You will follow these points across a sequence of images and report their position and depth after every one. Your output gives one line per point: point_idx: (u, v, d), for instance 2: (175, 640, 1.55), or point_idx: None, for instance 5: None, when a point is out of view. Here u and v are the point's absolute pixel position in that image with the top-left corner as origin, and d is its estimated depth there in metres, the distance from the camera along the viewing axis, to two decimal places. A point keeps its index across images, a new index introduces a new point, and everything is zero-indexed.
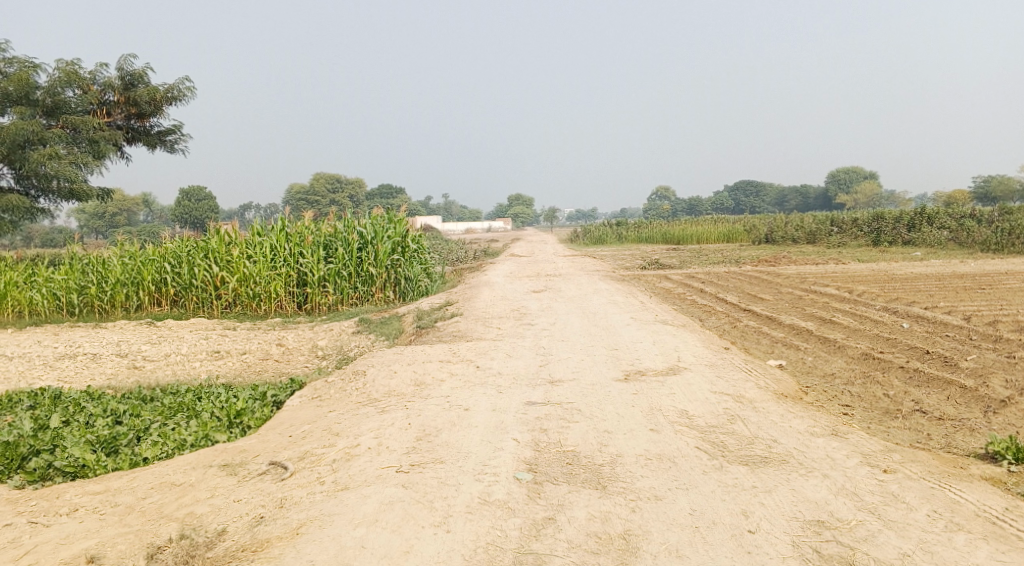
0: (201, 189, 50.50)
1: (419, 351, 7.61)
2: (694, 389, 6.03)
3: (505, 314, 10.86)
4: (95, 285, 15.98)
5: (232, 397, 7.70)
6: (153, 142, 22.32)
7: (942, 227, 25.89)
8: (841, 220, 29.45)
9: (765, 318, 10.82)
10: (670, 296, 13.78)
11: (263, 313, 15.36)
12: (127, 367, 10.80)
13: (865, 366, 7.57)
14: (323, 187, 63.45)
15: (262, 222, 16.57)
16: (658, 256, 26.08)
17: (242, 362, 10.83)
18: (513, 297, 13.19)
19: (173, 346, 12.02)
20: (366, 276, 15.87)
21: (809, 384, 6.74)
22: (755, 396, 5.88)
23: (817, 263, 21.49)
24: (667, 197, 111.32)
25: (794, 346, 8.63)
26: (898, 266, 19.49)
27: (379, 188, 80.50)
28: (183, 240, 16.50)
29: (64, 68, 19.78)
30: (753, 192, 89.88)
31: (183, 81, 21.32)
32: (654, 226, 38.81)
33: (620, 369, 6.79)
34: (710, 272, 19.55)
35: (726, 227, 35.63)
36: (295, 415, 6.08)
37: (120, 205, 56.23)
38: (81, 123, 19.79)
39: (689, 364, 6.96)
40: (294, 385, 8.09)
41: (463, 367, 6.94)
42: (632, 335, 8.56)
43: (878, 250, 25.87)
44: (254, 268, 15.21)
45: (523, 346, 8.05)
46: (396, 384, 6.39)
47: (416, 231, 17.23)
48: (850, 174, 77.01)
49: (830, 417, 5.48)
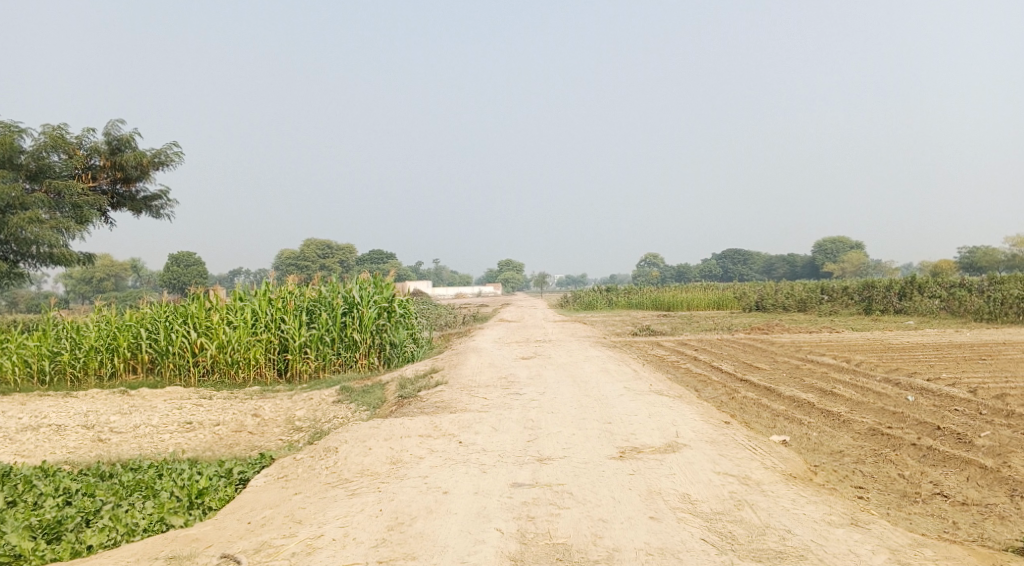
0: (190, 254, 50.20)
1: (399, 425, 7.09)
2: (694, 470, 5.54)
3: (492, 383, 10.34)
4: (68, 352, 15.39)
5: (196, 474, 7.14)
6: (138, 206, 22.10)
7: (932, 296, 25.82)
8: (832, 288, 29.32)
9: (764, 388, 10.38)
10: (663, 365, 13.34)
11: (241, 381, 14.75)
12: (91, 440, 10.15)
13: (875, 443, 7.11)
14: (313, 253, 63.38)
15: (244, 287, 16.15)
16: (650, 323, 25.68)
17: (214, 434, 10.21)
18: (501, 365, 12.72)
19: (144, 416, 11.40)
20: (350, 342, 15.37)
21: (817, 463, 6.25)
22: (763, 478, 5.40)
23: (810, 331, 21.14)
24: (656, 263, 111.93)
25: (796, 420, 8.16)
26: (892, 336, 19.17)
27: (370, 254, 80.28)
28: (162, 305, 16.04)
29: (51, 132, 19.70)
30: (741, 261, 90.66)
31: (171, 145, 21.26)
32: (645, 292, 38.62)
33: (614, 446, 6.29)
34: (703, 339, 19.17)
35: (716, 295, 35.44)
36: (257, 498, 5.52)
37: (108, 269, 55.79)
38: (65, 187, 19.54)
39: (688, 441, 6.47)
40: (264, 461, 7.52)
41: (444, 443, 6.43)
42: (626, 407, 8.08)
43: (870, 318, 25.64)
44: (234, 333, 14.71)
45: (509, 419, 7.54)
46: (371, 462, 5.87)
47: (403, 297, 16.84)
48: (836, 243, 77.70)
49: (846, 503, 4.99)
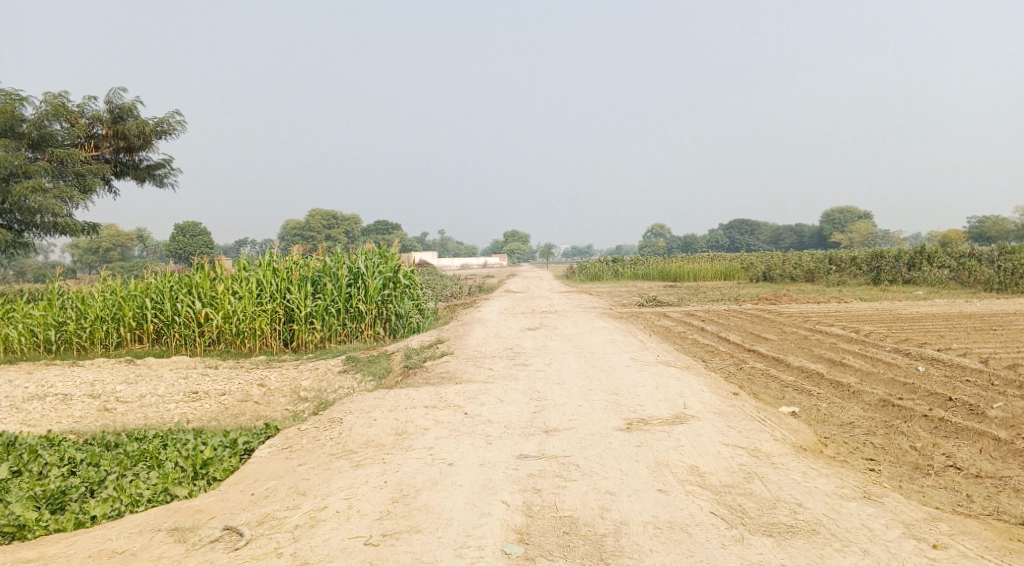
0: (196, 225, 50.12)
1: (403, 396, 7.02)
2: (703, 441, 5.46)
3: (498, 353, 10.27)
4: (74, 321, 15.39)
5: (200, 444, 7.11)
6: (142, 175, 21.94)
7: (942, 266, 25.58)
8: (840, 258, 29.07)
9: (772, 359, 10.28)
10: (670, 335, 13.24)
11: (247, 351, 14.75)
12: (97, 409, 10.16)
13: (885, 414, 7.01)
14: (318, 223, 63.26)
15: (249, 257, 16.06)
16: (656, 293, 25.51)
17: (219, 404, 10.19)
18: (506, 335, 12.65)
19: (150, 386, 11.40)
20: (355, 312, 15.32)
21: (827, 434, 6.17)
22: (772, 450, 5.32)
23: (818, 301, 20.99)
24: (662, 234, 111.51)
25: (805, 391, 8.06)
26: (901, 306, 19.01)
27: (375, 224, 80.04)
28: (166, 275, 15.99)
29: (52, 101, 19.48)
30: (748, 231, 90.11)
31: (174, 114, 21.02)
32: (651, 263, 38.42)
33: (621, 417, 6.22)
34: (710, 310, 19.04)
35: (723, 265, 35.22)
36: (261, 468, 5.48)
37: (114, 239, 55.82)
38: (68, 156, 19.38)
39: (696, 412, 6.39)
40: (269, 431, 7.48)
41: (449, 414, 6.36)
42: (633, 378, 7.99)
43: (878, 289, 25.43)
44: (239, 304, 14.67)
45: (515, 390, 7.46)
46: (375, 433, 5.81)
47: (408, 267, 16.75)
48: (845, 213, 76.99)
49: (857, 476, 4.91)
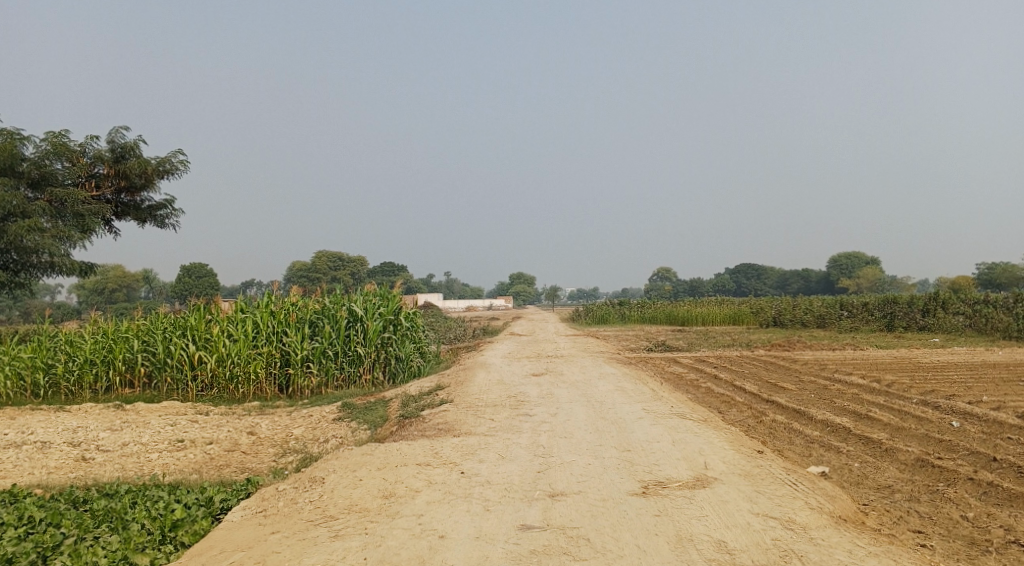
0: (202, 266, 49.95)
1: (396, 450, 6.41)
2: (729, 510, 4.85)
3: (501, 402, 9.63)
4: (62, 364, 14.84)
5: (172, 501, 6.48)
6: (142, 216, 21.63)
7: (957, 312, 25.00)
8: (852, 303, 28.39)
9: (793, 411, 9.62)
10: (682, 383, 12.58)
11: (241, 396, 14.15)
12: (75, 459, 9.56)
13: (926, 476, 6.35)
14: (323, 265, 63.12)
15: (246, 298, 15.58)
16: (665, 338, 24.81)
17: (204, 454, 9.56)
18: (510, 382, 12.02)
19: (134, 433, 10.80)
20: (354, 356, 14.72)
21: (865, 499, 5.51)
22: (809, 522, 4.68)
23: (833, 348, 20.31)
24: (669, 277, 111.00)
25: (834, 448, 7.39)
26: (919, 354, 18.29)
27: (381, 265, 79.68)
28: (160, 316, 15.49)
29: (53, 140, 19.31)
30: (755, 276, 89.48)
31: (176, 154, 20.81)
32: (659, 306, 37.83)
33: (636, 479, 5.58)
34: (721, 355, 18.38)
35: (732, 309, 34.54)
36: (230, 535, 4.88)
37: (120, 279, 55.75)
38: (67, 196, 19.11)
39: (718, 474, 5.76)
40: (249, 488, 6.86)
41: (445, 474, 5.75)
42: (647, 433, 7.34)
43: (893, 335, 24.76)
44: (234, 346, 14.11)
45: (518, 446, 6.84)
46: (360, 497, 5.21)
47: (410, 309, 16.22)
48: (851, 258, 76.44)
49: (909, 556, 4.27)
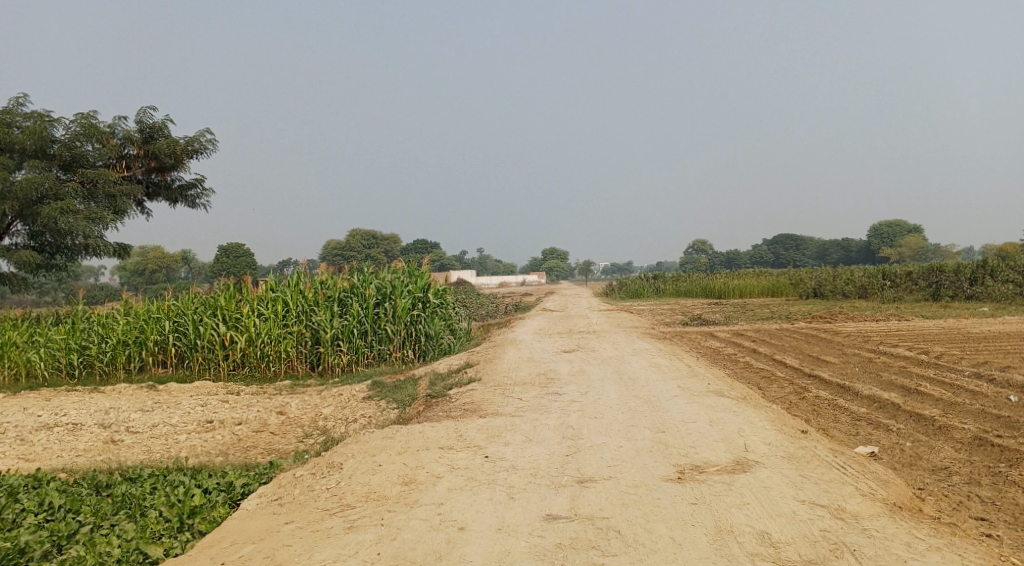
0: (239, 246, 50.58)
1: (418, 433, 6.16)
2: (772, 496, 4.52)
3: (529, 380, 9.32)
4: (96, 345, 14.96)
5: (192, 486, 6.35)
6: (174, 196, 21.74)
7: (1007, 281, 23.95)
8: (894, 273, 27.39)
9: (837, 387, 9.13)
10: (719, 358, 12.13)
11: (272, 375, 14.13)
12: (105, 441, 9.56)
13: (986, 456, 5.86)
14: (357, 243, 63.51)
15: (275, 277, 15.47)
16: (700, 311, 24.21)
17: (232, 436, 9.46)
18: (540, 358, 11.72)
19: (164, 414, 10.79)
20: (383, 334, 14.53)
21: (920, 483, 5.08)
22: (861, 510, 4.30)
23: (876, 319, 19.56)
24: (704, 250, 109.18)
25: (883, 426, 6.93)
26: (968, 324, 17.49)
27: (413, 242, 79.66)
28: (192, 296, 15.50)
29: (83, 121, 19.37)
30: (793, 246, 87.46)
31: (204, 132, 20.76)
32: (694, 279, 37.11)
33: (670, 463, 5.24)
34: (759, 329, 17.82)
35: (769, 281, 33.67)
36: (244, 526, 4.70)
37: (160, 261, 56.75)
38: (99, 177, 19.20)
39: (759, 457, 5.39)
40: (270, 472, 6.70)
41: (468, 458, 5.49)
42: (682, 412, 6.98)
43: (939, 305, 23.82)
44: (263, 325, 14.08)
45: (546, 427, 6.53)
46: (379, 484, 4.99)
47: (439, 285, 15.97)
48: (893, 226, 74.09)
49: (975, 548, 3.88)
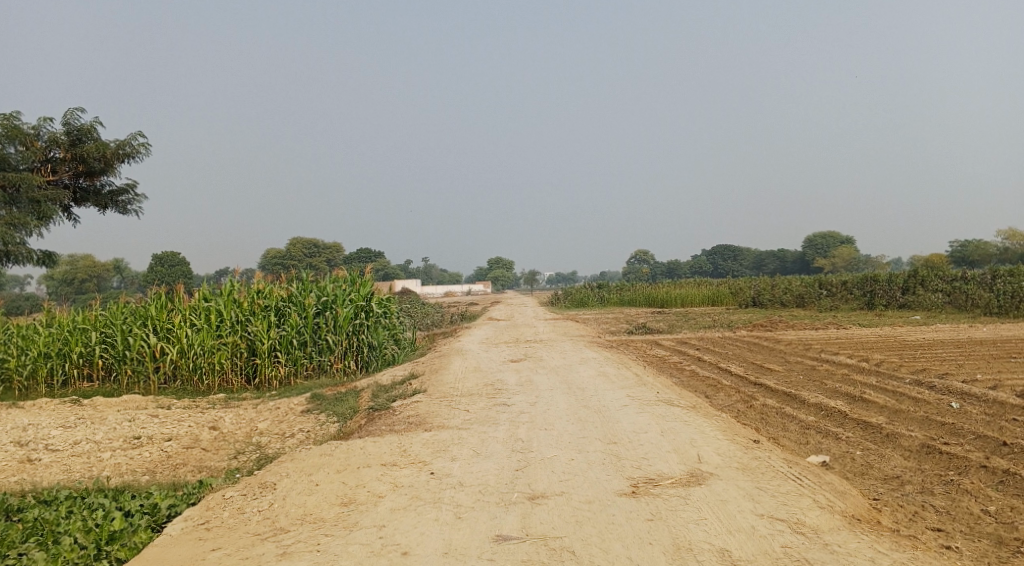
0: (174, 254, 48.76)
1: (360, 449, 5.80)
2: (729, 510, 4.36)
3: (477, 391, 9.03)
4: (15, 358, 13.98)
5: (112, 508, 5.82)
6: (103, 202, 20.65)
7: (936, 290, 24.91)
8: (831, 283, 28.15)
9: (784, 395, 9.15)
10: (667, 367, 12.09)
11: (205, 389, 13.44)
12: (18, 460, 8.82)
13: (935, 464, 5.86)
14: (299, 252, 62.12)
15: (210, 285, 14.77)
16: (645, 320, 24.36)
17: (161, 453, 8.86)
18: (487, 369, 11.43)
19: (86, 430, 10.06)
20: (324, 345, 14.01)
21: (874, 493, 5.02)
22: (821, 524, 4.19)
23: (815, 327, 20.01)
24: (647, 260, 110.97)
25: (832, 435, 6.91)
26: (903, 332, 18.03)
27: (358, 250, 78.45)
28: (119, 305, 14.65)
29: (5, 123, 18.04)
30: (732, 257, 89.70)
31: (138, 136, 19.74)
32: (638, 288, 37.48)
33: (624, 477, 5.04)
34: (704, 337, 17.96)
35: (711, 290, 34.25)
36: (165, 553, 4.26)
37: (90, 269, 54.25)
38: (21, 182, 18.01)
39: (713, 468, 5.25)
40: (200, 491, 6.20)
41: (413, 475, 5.17)
42: (633, 423, 6.81)
43: (874, 313, 24.58)
44: (197, 336, 13.40)
45: (494, 440, 6.25)
46: (316, 505, 4.63)
47: (383, 294, 15.53)
48: (827, 238, 76.72)
49: (938, 564, 3.79)
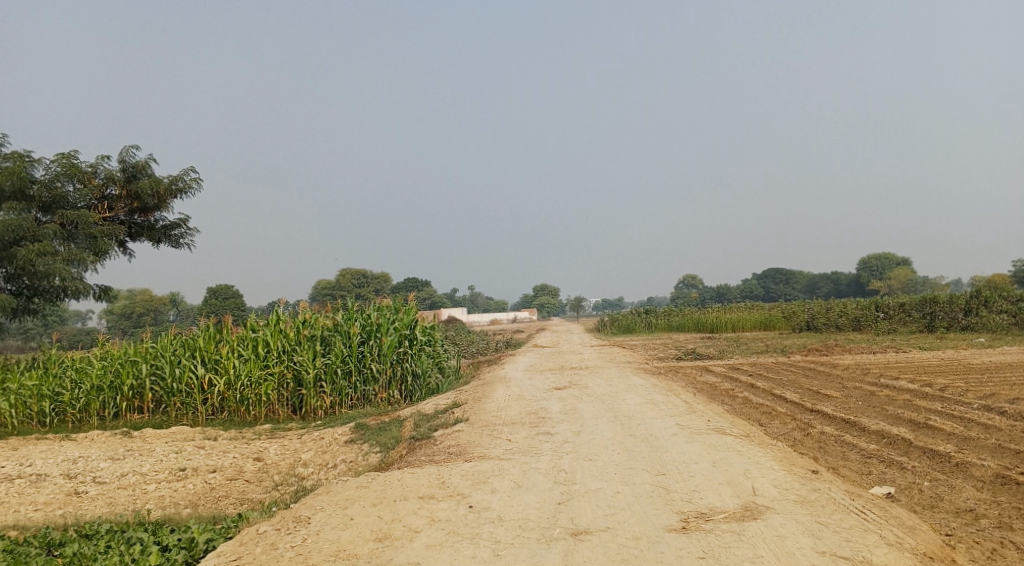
0: (228, 287, 50.08)
1: (397, 481, 5.65)
2: (788, 547, 4.04)
3: (519, 420, 8.81)
4: (70, 391, 14.32)
5: (150, 543, 5.78)
6: (157, 236, 21.28)
7: (1002, 311, 23.72)
8: (888, 305, 27.12)
9: (843, 422, 8.67)
10: (717, 394, 11.67)
11: (252, 420, 13.51)
12: (68, 492, 8.94)
13: (1014, 497, 5.40)
14: (347, 283, 63.09)
15: (256, 316, 14.95)
16: (694, 346, 23.78)
17: (205, 484, 8.87)
18: (530, 397, 11.22)
19: (135, 462, 10.18)
20: (368, 374, 13.97)
21: (947, 529, 4.61)
22: (890, 563, 3.84)
23: (873, 351, 19.19)
24: (694, 285, 109.26)
25: (897, 464, 6.47)
26: (968, 355, 17.12)
27: (404, 280, 79.22)
28: (169, 338, 14.93)
29: (64, 162, 18.87)
30: (783, 280, 87.59)
31: (188, 172, 20.38)
32: (686, 313, 36.79)
33: (673, 511, 4.76)
34: (756, 363, 17.40)
35: (761, 314, 33.37)
36: None
37: (148, 304, 56.04)
38: (79, 218, 18.71)
39: (769, 501, 4.92)
40: (237, 524, 6.13)
41: (450, 508, 4.99)
42: (682, 453, 6.50)
43: (935, 336, 23.52)
44: (243, 367, 13.52)
45: (536, 471, 6.02)
46: (350, 540, 4.49)
47: (427, 322, 15.49)
48: (881, 259, 74.37)
49: None
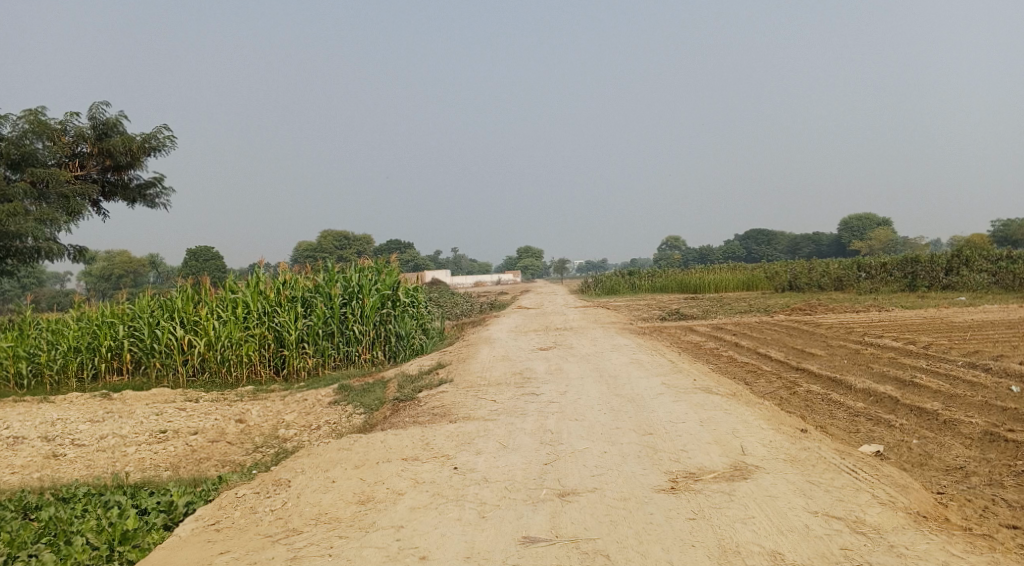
0: (208, 249, 49.36)
1: (381, 443, 5.52)
2: (780, 507, 3.97)
3: (504, 381, 8.69)
4: (46, 353, 14.03)
5: (127, 506, 5.64)
6: (132, 196, 20.74)
7: (982, 270, 23.89)
8: (870, 264, 27.25)
9: (829, 380, 8.64)
10: (702, 353, 11.63)
11: (233, 381, 13.32)
12: (45, 455, 8.76)
13: (1002, 454, 5.37)
14: (329, 244, 62.43)
15: (236, 277, 14.65)
16: (678, 306, 23.80)
17: (185, 447, 8.71)
18: (516, 357, 11.11)
19: (113, 424, 9.99)
20: (351, 335, 13.79)
21: (938, 487, 4.57)
22: (883, 522, 3.78)
23: (856, 310, 19.29)
24: (677, 246, 109.47)
25: (884, 422, 6.43)
26: (949, 313, 17.25)
27: (387, 242, 78.59)
28: (147, 298, 14.61)
29: (32, 118, 18.19)
30: (765, 241, 87.97)
31: (162, 129, 19.74)
32: (670, 273, 36.81)
33: (662, 471, 4.67)
34: (740, 322, 17.42)
35: (745, 275, 33.45)
36: (173, 555, 4.04)
37: (126, 265, 55.15)
38: (50, 177, 18.13)
39: (758, 461, 4.85)
40: (217, 487, 6.00)
41: (435, 470, 4.87)
42: (669, 412, 6.41)
43: (916, 295, 23.68)
44: (224, 329, 13.28)
45: (522, 432, 5.92)
46: (331, 504, 4.36)
47: (410, 283, 15.28)
48: (863, 219, 74.79)
49: None
